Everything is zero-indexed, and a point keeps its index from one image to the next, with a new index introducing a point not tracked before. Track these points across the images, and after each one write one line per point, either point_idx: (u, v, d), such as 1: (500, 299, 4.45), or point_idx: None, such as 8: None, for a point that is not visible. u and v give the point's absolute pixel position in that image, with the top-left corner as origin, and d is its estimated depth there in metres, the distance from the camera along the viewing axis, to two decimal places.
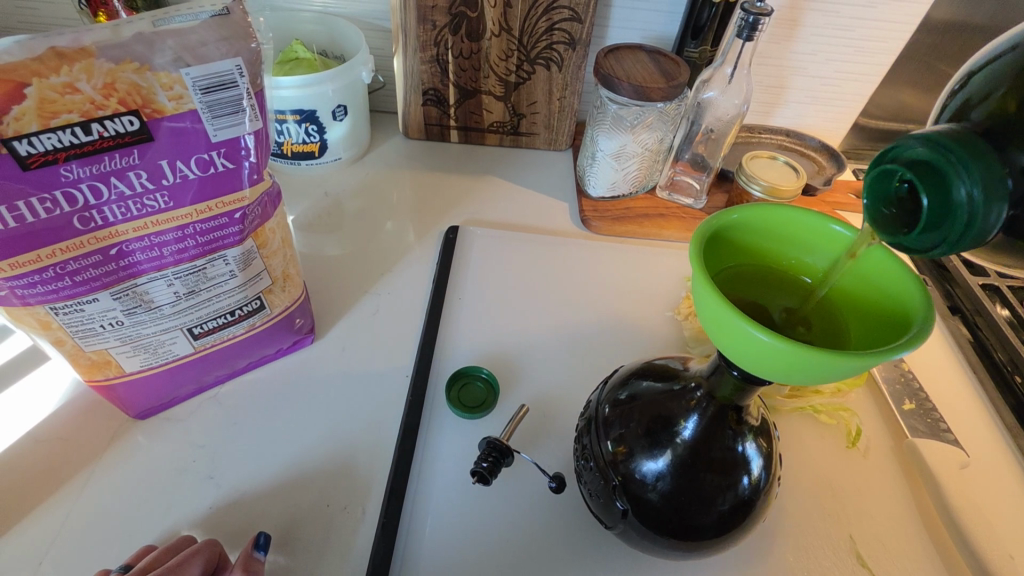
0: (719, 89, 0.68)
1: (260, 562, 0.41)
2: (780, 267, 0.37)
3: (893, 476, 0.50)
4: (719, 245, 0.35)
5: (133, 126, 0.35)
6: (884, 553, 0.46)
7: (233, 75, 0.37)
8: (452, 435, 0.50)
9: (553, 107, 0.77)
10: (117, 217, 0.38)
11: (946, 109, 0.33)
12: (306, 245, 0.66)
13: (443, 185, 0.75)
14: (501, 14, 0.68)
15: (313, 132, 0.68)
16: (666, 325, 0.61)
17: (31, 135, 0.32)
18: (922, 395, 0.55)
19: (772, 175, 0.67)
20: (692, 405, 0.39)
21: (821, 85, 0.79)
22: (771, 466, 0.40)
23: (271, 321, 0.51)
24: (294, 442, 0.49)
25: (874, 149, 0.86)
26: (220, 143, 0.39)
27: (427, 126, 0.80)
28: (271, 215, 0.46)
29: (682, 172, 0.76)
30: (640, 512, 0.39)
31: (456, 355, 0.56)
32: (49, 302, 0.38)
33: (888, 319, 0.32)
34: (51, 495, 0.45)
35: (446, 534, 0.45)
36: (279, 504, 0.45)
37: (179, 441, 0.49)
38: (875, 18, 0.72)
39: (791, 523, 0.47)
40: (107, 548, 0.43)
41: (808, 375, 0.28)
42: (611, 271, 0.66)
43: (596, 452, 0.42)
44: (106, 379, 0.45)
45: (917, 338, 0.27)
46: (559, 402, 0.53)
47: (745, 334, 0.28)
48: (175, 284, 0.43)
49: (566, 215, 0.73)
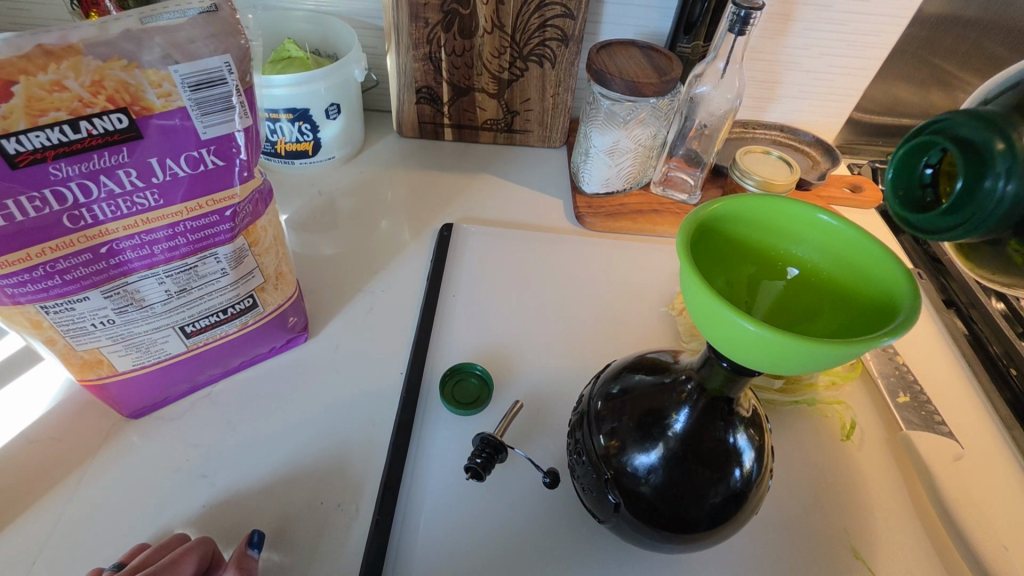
0: (712, 83, 0.67)
1: (254, 560, 0.41)
2: (766, 261, 0.37)
3: (887, 469, 0.50)
4: (704, 239, 0.35)
5: (122, 124, 0.35)
6: (879, 546, 0.46)
7: (222, 72, 0.37)
8: (446, 432, 0.50)
9: (547, 104, 0.77)
10: (107, 215, 0.38)
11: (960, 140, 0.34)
12: (300, 245, 0.66)
13: (438, 183, 0.75)
14: (494, 11, 0.68)
15: (306, 131, 0.68)
16: (661, 321, 0.61)
17: (18, 134, 0.32)
18: (917, 388, 0.56)
19: (766, 170, 0.67)
20: (683, 398, 0.39)
21: (815, 80, 0.79)
22: (763, 459, 0.40)
23: (263, 319, 0.51)
24: (287, 441, 0.49)
25: (870, 143, 0.87)
26: (210, 140, 0.39)
27: (421, 124, 0.80)
28: (262, 213, 0.46)
29: (676, 168, 0.76)
30: (632, 505, 0.39)
31: (450, 352, 0.56)
32: (39, 301, 0.38)
33: (874, 310, 0.32)
34: (42, 496, 0.45)
35: (439, 531, 0.44)
36: (272, 502, 0.45)
37: (172, 439, 0.49)
38: (868, 13, 0.72)
39: (785, 516, 0.47)
40: (100, 547, 0.43)
41: (794, 365, 0.28)
42: (606, 267, 0.66)
43: (589, 447, 0.41)
44: (98, 378, 0.45)
45: (903, 325, 0.27)
46: (551, 398, 0.53)
47: (730, 322, 0.28)
48: (166, 282, 0.43)
49: (561, 212, 0.73)
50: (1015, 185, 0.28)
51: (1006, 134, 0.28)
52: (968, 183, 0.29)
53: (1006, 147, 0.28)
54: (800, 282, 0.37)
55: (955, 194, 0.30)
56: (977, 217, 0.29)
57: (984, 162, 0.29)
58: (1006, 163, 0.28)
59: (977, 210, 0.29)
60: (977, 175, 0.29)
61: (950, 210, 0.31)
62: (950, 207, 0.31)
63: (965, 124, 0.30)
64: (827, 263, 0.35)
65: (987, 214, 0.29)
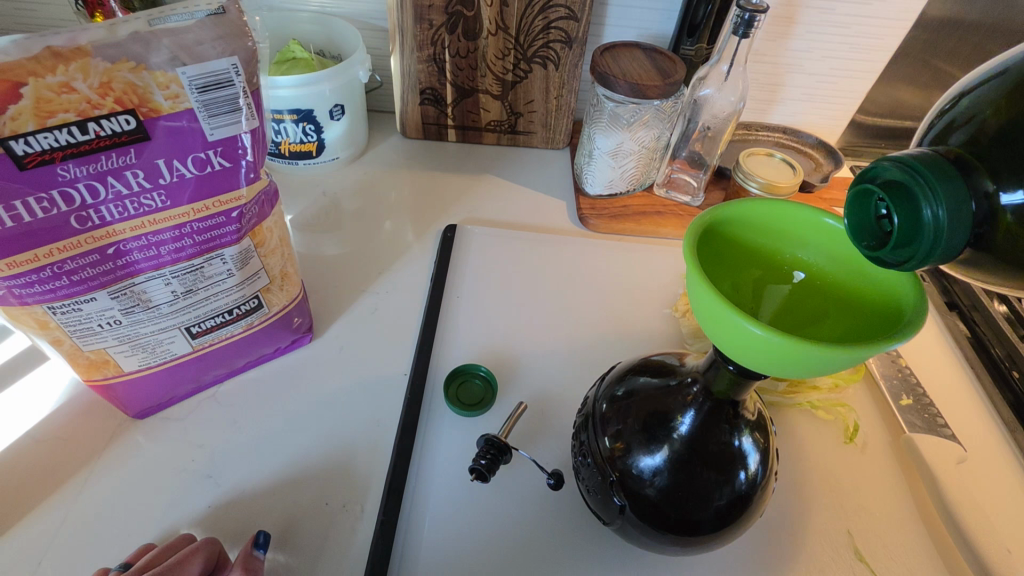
0: (715, 86, 0.68)
1: (259, 560, 0.41)
2: (773, 264, 0.37)
3: (890, 471, 0.51)
4: (711, 242, 0.35)
5: (130, 126, 0.35)
6: (882, 548, 0.46)
7: (229, 74, 0.37)
8: (450, 432, 0.50)
9: (551, 105, 0.77)
10: (114, 216, 0.38)
11: (930, 130, 0.34)
12: (305, 245, 0.66)
13: (441, 184, 0.75)
14: (498, 13, 0.68)
15: (310, 132, 0.68)
16: (665, 322, 0.61)
17: (28, 135, 0.32)
18: (919, 391, 0.56)
19: (769, 172, 0.67)
20: (688, 401, 0.39)
21: (818, 83, 0.79)
22: (768, 461, 0.40)
23: (268, 320, 0.51)
24: (291, 442, 0.49)
25: (872, 146, 0.87)
26: (217, 142, 0.39)
27: (424, 125, 0.80)
28: (268, 214, 0.46)
29: (679, 170, 0.76)
30: (637, 507, 0.39)
31: (454, 353, 0.56)
32: (47, 301, 0.38)
33: (881, 313, 0.32)
34: (48, 496, 0.45)
35: (444, 531, 0.45)
36: (277, 503, 0.45)
37: (177, 440, 0.49)
38: (871, 16, 0.72)
39: (789, 518, 0.47)
40: (106, 547, 0.43)
41: (801, 369, 0.28)
42: (609, 268, 0.66)
43: (594, 449, 0.42)
44: (104, 379, 0.45)
45: (910, 329, 0.27)
46: (555, 400, 0.53)
47: (738, 326, 0.28)
48: (173, 283, 0.43)
49: (564, 213, 0.73)
50: (945, 210, 0.26)
51: (928, 170, 0.27)
52: (905, 217, 0.27)
53: (928, 181, 0.26)
54: (806, 286, 0.37)
55: (896, 231, 0.28)
56: (925, 248, 0.26)
57: (914, 191, 0.27)
58: (932, 191, 0.26)
59: (922, 242, 0.27)
60: (911, 209, 0.27)
61: (899, 246, 0.28)
62: (897, 242, 0.28)
63: (890, 166, 0.28)
64: (833, 266, 0.35)
65: (930, 244, 0.26)
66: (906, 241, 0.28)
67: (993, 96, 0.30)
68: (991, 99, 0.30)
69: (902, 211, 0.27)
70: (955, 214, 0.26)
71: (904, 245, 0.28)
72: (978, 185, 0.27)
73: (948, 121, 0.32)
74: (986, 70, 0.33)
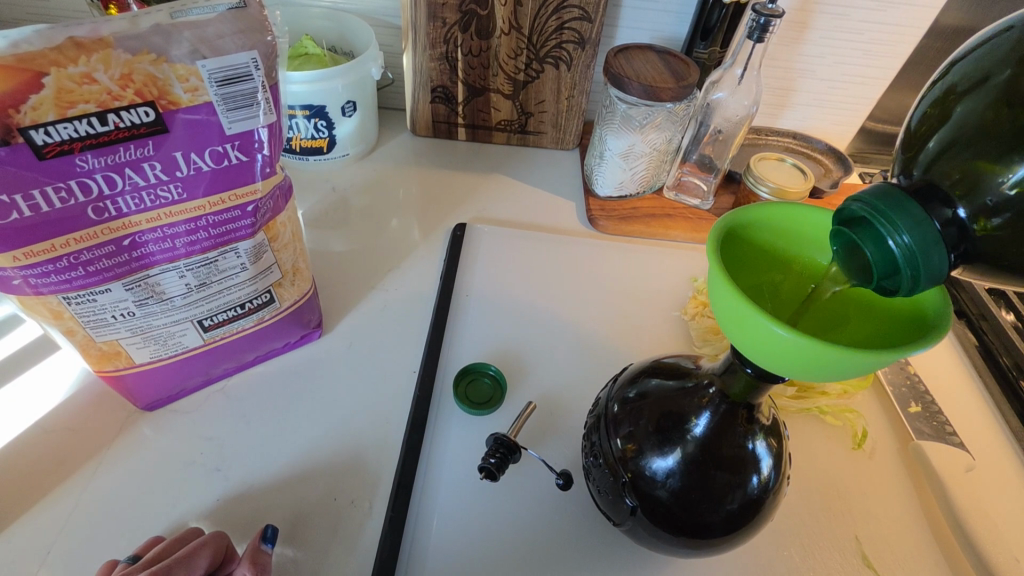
0: (728, 90, 0.68)
1: (267, 555, 0.41)
2: (792, 268, 0.38)
3: (899, 479, 0.51)
4: (733, 246, 0.36)
5: (149, 118, 0.35)
6: (891, 555, 0.46)
7: (249, 68, 0.37)
8: (460, 431, 0.50)
9: (562, 106, 0.77)
10: (130, 208, 0.38)
11: (923, 103, 0.33)
12: (315, 242, 0.66)
13: (451, 182, 0.75)
14: (512, 13, 0.68)
15: (321, 128, 0.68)
16: (674, 325, 0.61)
17: (47, 125, 0.32)
18: (928, 398, 0.56)
19: (781, 176, 0.67)
20: (704, 403, 0.39)
21: (829, 88, 0.79)
22: (780, 466, 0.40)
23: (279, 315, 0.51)
24: (300, 437, 0.49)
25: (881, 153, 0.87)
26: (235, 136, 0.39)
27: (435, 123, 0.80)
28: (282, 208, 0.46)
29: (689, 173, 0.75)
30: (648, 509, 0.39)
31: (464, 352, 0.56)
32: (62, 292, 0.39)
33: (902, 317, 0.32)
34: (56, 486, 0.45)
35: (454, 528, 0.45)
36: (287, 497, 0.45)
37: (186, 432, 0.49)
38: (884, 22, 0.72)
39: (797, 523, 0.47)
40: (114, 539, 0.43)
41: (827, 372, 0.28)
42: (619, 269, 0.66)
43: (605, 450, 0.42)
44: (115, 370, 0.45)
45: (935, 335, 0.28)
46: (565, 400, 0.53)
47: (764, 329, 0.28)
48: (187, 276, 0.43)
49: (574, 214, 0.73)
50: (909, 238, 0.26)
51: (885, 203, 0.27)
52: (877, 250, 0.28)
53: (887, 214, 0.27)
54: None
55: (874, 265, 0.28)
56: (906, 277, 0.26)
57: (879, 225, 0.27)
58: (893, 223, 0.26)
59: (901, 273, 0.27)
60: (881, 242, 0.27)
61: (883, 278, 0.28)
62: (880, 276, 0.28)
63: (855, 207, 0.29)
64: None
65: (909, 273, 0.26)
66: (889, 272, 0.27)
67: (997, 56, 0.29)
68: (998, 60, 0.29)
69: (874, 246, 0.28)
70: (922, 240, 0.26)
71: (888, 275, 0.28)
72: (938, 212, 0.27)
73: (943, 90, 0.31)
74: (986, 32, 0.32)
